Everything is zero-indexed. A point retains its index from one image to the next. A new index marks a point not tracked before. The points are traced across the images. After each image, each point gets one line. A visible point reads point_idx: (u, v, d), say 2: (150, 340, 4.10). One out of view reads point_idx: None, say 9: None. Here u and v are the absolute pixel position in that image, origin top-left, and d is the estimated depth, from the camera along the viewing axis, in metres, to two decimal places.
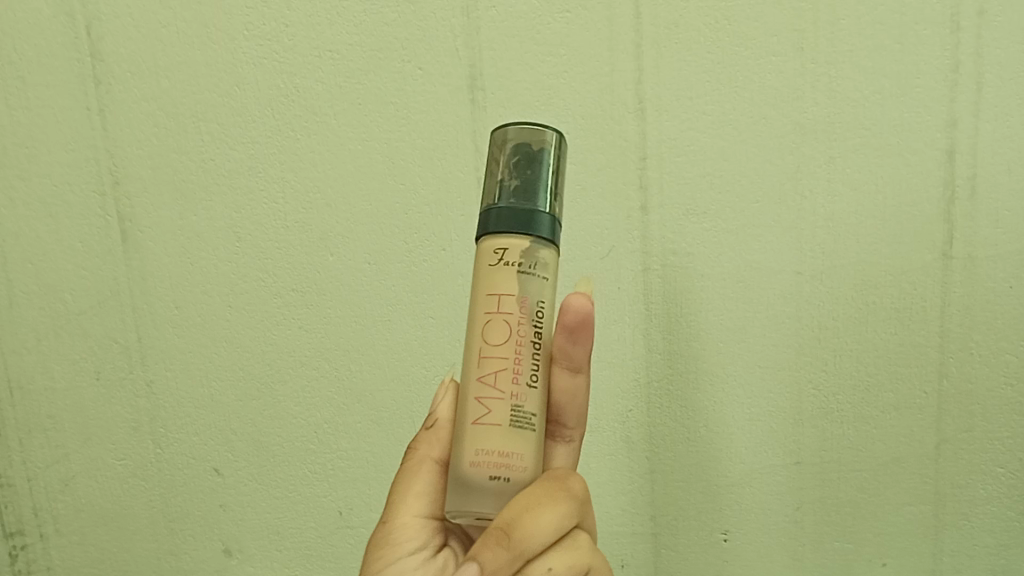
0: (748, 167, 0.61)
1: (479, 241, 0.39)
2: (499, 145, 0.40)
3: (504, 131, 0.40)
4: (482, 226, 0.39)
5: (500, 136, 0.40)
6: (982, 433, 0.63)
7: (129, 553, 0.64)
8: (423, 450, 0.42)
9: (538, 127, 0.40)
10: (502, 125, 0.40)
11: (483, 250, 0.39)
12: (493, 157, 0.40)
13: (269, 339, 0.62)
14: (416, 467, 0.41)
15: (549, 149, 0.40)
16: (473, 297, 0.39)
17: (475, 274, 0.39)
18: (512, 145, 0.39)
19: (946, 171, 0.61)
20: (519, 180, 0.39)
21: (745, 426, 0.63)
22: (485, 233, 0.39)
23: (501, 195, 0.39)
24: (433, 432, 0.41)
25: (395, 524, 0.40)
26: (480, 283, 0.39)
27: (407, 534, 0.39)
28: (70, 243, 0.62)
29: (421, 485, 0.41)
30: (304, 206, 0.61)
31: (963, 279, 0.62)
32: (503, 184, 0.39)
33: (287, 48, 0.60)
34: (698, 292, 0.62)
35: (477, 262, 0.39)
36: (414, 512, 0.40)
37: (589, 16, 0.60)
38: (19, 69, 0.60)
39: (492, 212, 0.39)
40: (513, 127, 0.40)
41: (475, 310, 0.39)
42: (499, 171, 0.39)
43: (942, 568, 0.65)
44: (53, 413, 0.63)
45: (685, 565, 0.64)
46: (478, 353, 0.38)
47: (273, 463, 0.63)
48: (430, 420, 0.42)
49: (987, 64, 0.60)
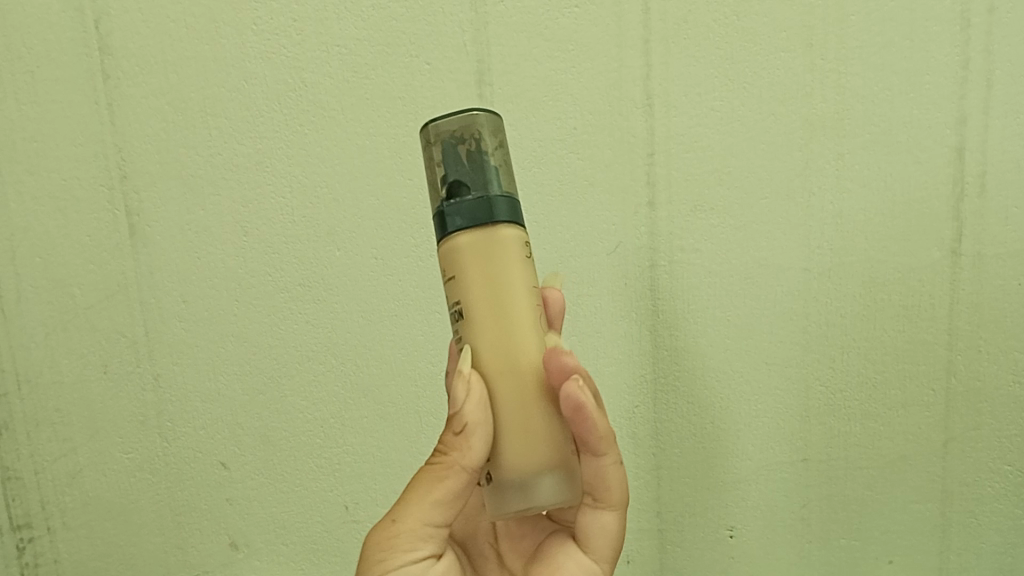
0: (757, 164, 0.61)
1: (488, 233, 0.38)
2: (460, 135, 0.40)
3: (440, 125, 0.40)
4: (468, 219, 0.38)
5: (434, 132, 0.40)
6: (990, 431, 0.63)
7: (136, 547, 0.65)
8: (450, 457, 0.39)
9: (468, 114, 0.40)
10: (432, 122, 0.40)
11: (491, 243, 0.38)
12: (445, 149, 0.39)
13: (276, 333, 0.62)
14: (439, 474, 0.40)
15: (485, 132, 0.40)
16: (507, 289, 0.38)
17: (492, 266, 0.38)
18: (475, 133, 0.40)
19: (955, 168, 0.61)
20: (495, 168, 0.39)
21: (751, 422, 0.63)
22: (477, 224, 0.38)
23: (483, 184, 0.39)
24: (465, 438, 0.38)
25: (403, 531, 0.40)
26: (505, 276, 0.38)
27: (412, 539, 0.40)
28: (78, 238, 0.62)
29: (442, 494, 0.40)
30: (311, 201, 0.61)
31: (972, 275, 0.61)
32: (469, 174, 0.39)
33: (295, 43, 0.60)
34: (705, 289, 0.62)
35: (491, 256, 0.38)
36: (422, 518, 0.40)
37: (597, 12, 0.59)
38: (27, 63, 0.60)
39: (481, 203, 0.38)
40: (469, 113, 0.40)
41: (514, 300, 0.38)
42: (472, 161, 0.39)
43: (947, 566, 0.65)
44: (61, 407, 0.63)
45: (691, 561, 0.65)
46: (535, 338, 0.39)
47: (279, 458, 0.63)
48: (457, 424, 0.38)
49: (997, 61, 0.60)
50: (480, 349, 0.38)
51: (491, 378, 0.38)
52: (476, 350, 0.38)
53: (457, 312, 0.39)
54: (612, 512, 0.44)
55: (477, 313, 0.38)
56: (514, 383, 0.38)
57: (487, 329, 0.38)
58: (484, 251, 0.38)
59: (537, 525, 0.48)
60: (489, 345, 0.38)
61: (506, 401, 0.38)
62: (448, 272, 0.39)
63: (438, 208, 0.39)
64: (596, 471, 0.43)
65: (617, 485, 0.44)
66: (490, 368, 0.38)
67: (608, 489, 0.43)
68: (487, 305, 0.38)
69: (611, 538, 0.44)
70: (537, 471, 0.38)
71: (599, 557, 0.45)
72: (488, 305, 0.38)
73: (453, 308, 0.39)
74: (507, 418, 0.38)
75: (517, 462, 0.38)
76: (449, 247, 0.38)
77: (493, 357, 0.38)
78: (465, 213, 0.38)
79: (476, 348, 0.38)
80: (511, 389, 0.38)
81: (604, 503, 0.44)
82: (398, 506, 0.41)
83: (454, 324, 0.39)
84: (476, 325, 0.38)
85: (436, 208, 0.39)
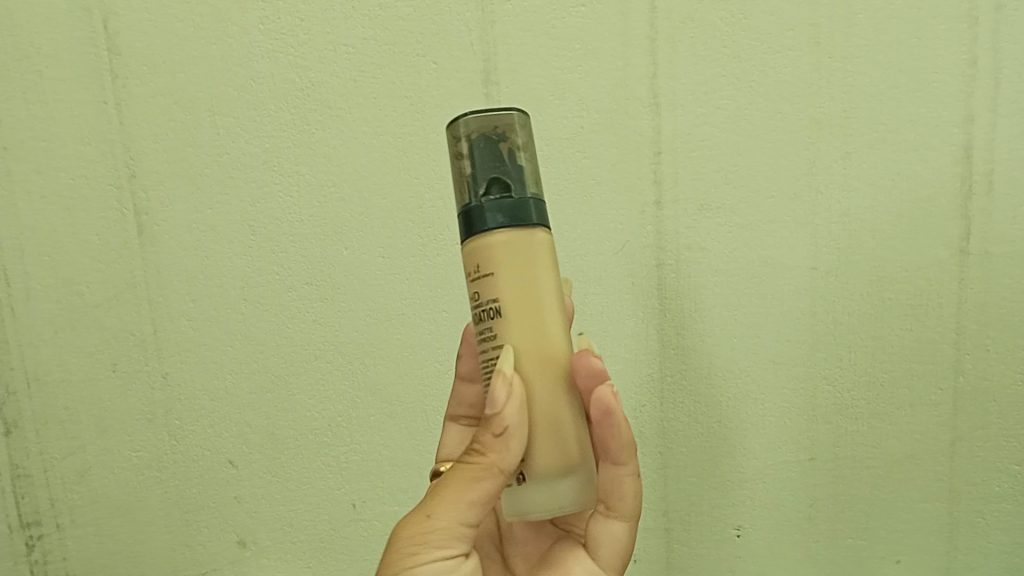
0: (763, 163, 0.60)
1: (525, 235, 0.39)
2: (500, 134, 0.40)
3: (476, 121, 0.40)
4: (512, 218, 0.39)
5: (469, 128, 0.40)
6: (998, 430, 0.63)
7: (143, 545, 0.65)
8: (486, 458, 0.39)
9: (504, 112, 0.41)
10: (468, 116, 0.40)
11: (528, 244, 0.39)
12: (482, 145, 0.40)
13: (283, 332, 0.62)
14: (476, 473, 0.39)
15: (518, 132, 0.41)
16: (541, 293, 0.39)
17: (529, 267, 0.39)
18: (513, 133, 0.41)
19: (962, 166, 0.61)
20: (530, 170, 0.41)
21: (758, 420, 0.63)
22: (520, 224, 0.39)
23: (524, 186, 0.40)
24: (506, 438, 0.38)
25: (438, 528, 0.40)
26: (539, 278, 0.39)
27: (442, 537, 0.40)
28: (87, 236, 0.62)
29: (479, 494, 0.39)
30: (319, 200, 0.61)
31: (979, 274, 0.61)
32: (508, 174, 0.39)
33: (302, 42, 0.60)
34: (711, 287, 0.62)
35: (528, 258, 0.39)
36: (455, 518, 0.40)
37: (603, 11, 0.59)
38: (35, 63, 0.60)
39: (525, 204, 0.39)
40: (506, 112, 0.41)
41: (548, 302, 0.40)
42: (513, 161, 0.40)
43: (955, 565, 0.65)
44: (70, 405, 0.63)
45: (697, 561, 0.65)
46: (564, 339, 0.41)
47: (287, 456, 0.63)
48: (499, 424, 0.38)
49: (1004, 59, 0.60)
50: (517, 348, 0.39)
51: (527, 378, 0.39)
52: (513, 350, 0.39)
53: (494, 311, 0.39)
54: (622, 523, 0.46)
55: (516, 313, 0.39)
56: (547, 386, 0.39)
57: (523, 331, 0.39)
58: (523, 250, 0.39)
59: (544, 531, 0.50)
60: (527, 345, 0.39)
61: (541, 401, 0.39)
62: (483, 269, 0.39)
63: (476, 204, 0.39)
64: (613, 481, 0.45)
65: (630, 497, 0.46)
66: (526, 368, 0.39)
67: (622, 499, 0.45)
68: (524, 306, 0.39)
69: (618, 548, 0.46)
70: (571, 471, 0.39)
71: (607, 566, 0.46)
72: (525, 306, 0.39)
73: (488, 307, 0.39)
74: (543, 418, 0.39)
75: (551, 465, 0.39)
76: (485, 244, 0.39)
77: (530, 357, 0.39)
78: (508, 211, 0.39)
79: (514, 347, 0.39)
80: (546, 389, 0.40)
81: (614, 513, 0.46)
82: (432, 502, 0.40)
83: (488, 322, 0.39)
84: (514, 325, 0.39)
85: (472, 204, 0.39)
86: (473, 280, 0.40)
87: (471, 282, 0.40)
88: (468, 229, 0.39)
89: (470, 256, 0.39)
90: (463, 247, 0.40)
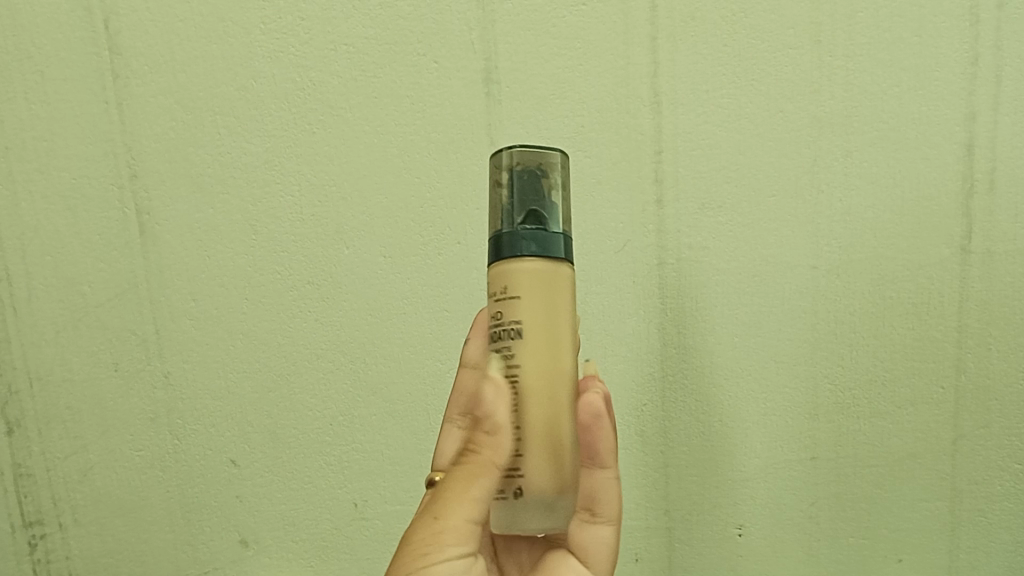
0: (765, 161, 0.60)
1: (551, 265, 0.42)
2: (541, 171, 0.44)
3: (520, 153, 0.44)
4: (546, 250, 0.42)
5: (512, 159, 0.44)
6: (1000, 428, 0.63)
7: (145, 544, 0.65)
8: (483, 458, 0.40)
9: (547, 149, 0.44)
10: (512, 146, 0.44)
11: (553, 275, 0.42)
12: (523, 176, 0.43)
13: (285, 332, 0.62)
14: (473, 472, 0.40)
15: (557, 170, 0.44)
16: (557, 321, 0.42)
17: (551, 296, 0.42)
18: (552, 172, 0.44)
19: (964, 165, 0.61)
20: (563, 208, 0.44)
21: (760, 420, 0.63)
22: (552, 257, 0.42)
23: (557, 221, 0.43)
24: (500, 438, 0.41)
25: (447, 526, 0.40)
26: (558, 307, 0.42)
27: (452, 537, 0.40)
28: (89, 236, 0.62)
29: (481, 492, 0.40)
30: (320, 200, 0.61)
31: (981, 272, 0.61)
32: (543, 208, 0.43)
33: (303, 42, 0.60)
34: (712, 286, 0.61)
35: (549, 287, 0.42)
36: (463, 517, 0.40)
37: (604, 10, 0.59)
38: (37, 63, 0.60)
39: (557, 238, 0.42)
40: (548, 151, 0.44)
41: (563, 330, 0.42)
42: (551, 197, 0.43)
43: (959, 564, 0.64)
44: (72, 404, 0.64)
45: (699, 560, 0.64)
46: (572, 364, 0.43)
47: (289, 455, 0.64)
48: (492, 425, 0.41)
49: (1007, 57, 0.60)
50: (528, 367, 0.41)
51: (530, 396, 0.41)
52: (523, 371, 0.41)
53: (515, 331, 0.42)
54: (608, 527, 0.48)
55: (532, 336, 0.41)
56: (551, 405, 0.42)
57: (537, 354, 0.42)
58: (547, 280, 0.42)
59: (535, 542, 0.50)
60: (536, 366, 0.41)
61: (537, 421, 0.41)
62: (511, 292, 0.42)
63: (512, 230, 0.42)
64: (598, 483, 0.47)
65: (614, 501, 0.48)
66: (531, 386, 0.41)
67: (608, 503, 0.47)
68: (540, 329, 0.42)
69: (607, 553, 0.48)
70: (562, 487, 0.42)
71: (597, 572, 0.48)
72: (542, 331, 0.42)
73: (509, 327, 0.42)
74: (539, 436, 0.41)
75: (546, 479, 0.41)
76: (516, 269, 0.42)
77: (537, 376, 0.42)
78: (541, 243, 0.42)
79: (524, 366, 0.41)
80: (544, 408, 0.42)
81: (599, 518, 0.48)
82: (440, 504, 0.41)
83: (506, 341, 0.42)
84: (529, 346, 0.41)
85: (508, 231, 0.42)
86: (497, 300, 0.42)
87: (496, 302, 0.43)
88: (502, 252, 0.42)
89: (500, 278, 0.42)
90: (492, 269, 0.43)
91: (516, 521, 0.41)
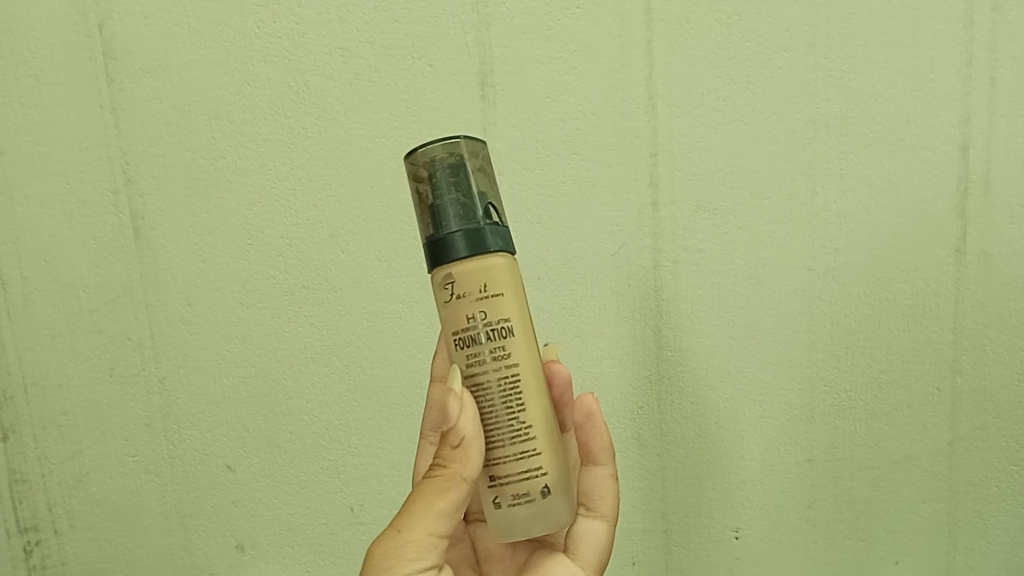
0: (761, 164, 0.60)
1: (505, 256, 0.43)
2: (461, 162, 0.43)
3: (435, 152, 0.43)
4: (494, 241, 0.42)
5: (428, 159, 0.43)
6: (996, 430, 0.63)
7: (143, 548, 0.65)
8: (450, 469, 0.42)
9: (460, 141, 0.44)
10: (425, 145, 0.43)
11: (512, 267, 0.43)
12: (446, 175, 0.43)
13: (280, 336, 0.62)
14: (442, 485, 0.42)
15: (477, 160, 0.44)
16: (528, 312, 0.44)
17: (519, 287, 0.43)
18: (470, 162, 0.44)
19: (960, 167, 0.61)
20: (492, 199, 0.44)
21: (757, 422, 0.63)
22: (502, 249, 0.43)
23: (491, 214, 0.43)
24: (464, 449, 0.42)
25: (412, 540, 0.41)
26: (524, 298, 0.43)
27: (418, 551, 0.41)
28: (84, 241, 0.62)
29: (447, 503, 0.42)
30: (316, 204, 0.61)
31: (977, 275, 0.61)
32: (474, 204, 0.43)
33: (299, 46, 0.60)
34: (708, 289, 0.61)
35: (516, 279, 0.43)
36: (428, 529, 0.41)
37: (599, 12, 0.59)
38: (32, 67, 0.60)
39: (497, 230, 0.43)
40: (463, 142, 0.44)
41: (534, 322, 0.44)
42: (477, 191, 0.43)
43: (955, 566, 0.65)
44: (68, 409, 0.63)
45: (695, 563, 0.65)
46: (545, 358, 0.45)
47: (285, 459, 0.64)
48: (456, 437, 0.42)
49: (1002, 58, 0.60)
50: (524, 365, 0.43)
51: (532, 394, 0.43)
52: (523, 366, 0.43)
53: (506, 329, 0.42)
54: (603, 522, 0.50)
55: (520, 333, 0.42)
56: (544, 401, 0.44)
57: (526, 349, 0.43)
58: (514, 274, 0.43)
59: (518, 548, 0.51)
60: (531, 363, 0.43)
61: (542, 419, 0.43)
62: (490, 290, 0.42)
63: (449, 231, 0.42)
64: (594, 481, 0.50)
65: (609, 496, 0.51)
66: (529, 385, 0.43)
67: (603, 499, 0.50)
68: (525, 324, 0.43)
69: (599, 548, 0.50)
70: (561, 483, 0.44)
71: (589, 567, 0.50)
72: (525, 324, 0.43)
73: (500, 326, 0.42)
74: (546, 434, 0.43)
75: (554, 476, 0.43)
76: (484, 265, 0.42)
77: (532, 371, 0.43)
78: (485, 235, 0.42)
79: (522, 362, 0.43)
80: (542, 405, 0.43)
81: (595, 513, 0.51)
82: (403, 517, 0.42)
83: (500, 341, 0.42)
84: (519, 343, 0.42)
85: (445, 233, 0.42)
86: (477, 301, 0.42)
87: (473, 303, 0.42)
88: (447, 253, 0.42)
89: (474, 277, 0.42)
90: (459, 268, 0.42)
91: (521, 523, 0.43)
